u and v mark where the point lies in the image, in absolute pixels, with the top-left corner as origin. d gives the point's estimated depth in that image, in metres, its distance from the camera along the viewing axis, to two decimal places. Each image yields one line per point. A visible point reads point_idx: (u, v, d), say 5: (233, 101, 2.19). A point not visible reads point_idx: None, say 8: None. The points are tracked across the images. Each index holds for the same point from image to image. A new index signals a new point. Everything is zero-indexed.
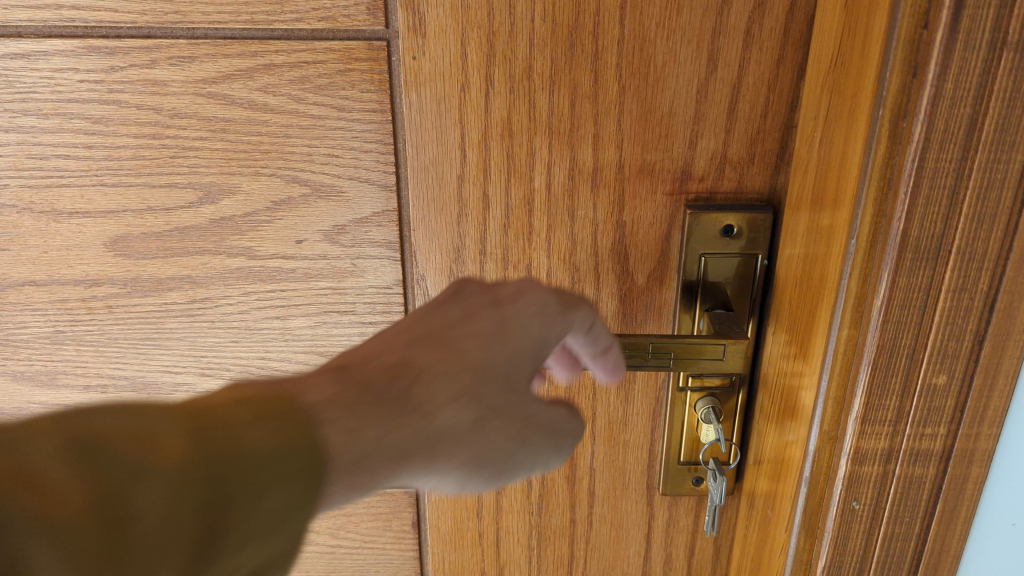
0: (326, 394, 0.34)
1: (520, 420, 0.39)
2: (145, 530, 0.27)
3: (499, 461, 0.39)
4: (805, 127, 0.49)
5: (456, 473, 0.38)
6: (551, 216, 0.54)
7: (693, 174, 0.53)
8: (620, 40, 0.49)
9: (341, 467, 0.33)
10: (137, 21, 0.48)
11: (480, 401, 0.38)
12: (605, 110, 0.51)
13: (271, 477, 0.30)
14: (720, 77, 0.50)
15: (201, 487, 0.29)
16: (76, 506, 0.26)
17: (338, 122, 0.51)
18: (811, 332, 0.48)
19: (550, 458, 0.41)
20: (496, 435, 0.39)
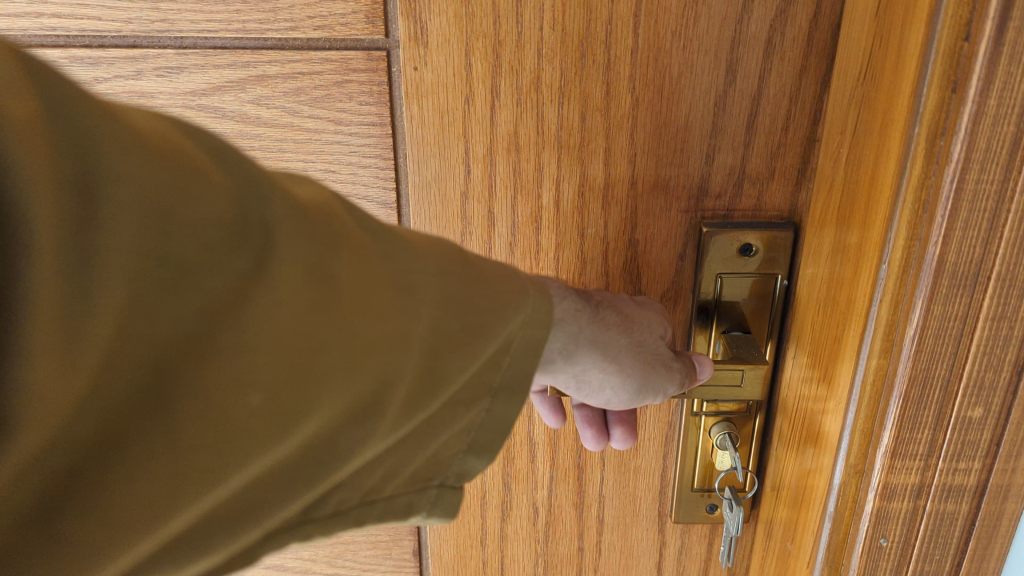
0: (572, 297, 0.40)
1: (654, 348, 0.45)
2: (454, 340, 0.33)
3: (642, 374, 0.44)
4: (829, 141, 0.46)
5: (603, 377, 0.43)
6: (560, 233, 0.52)
7: (710, 190, 0.51)
8: (634, 50, 0.47)
9: (563, 343, 0.40)
10: (122, 30, 0.46)
11: (641, 324, 0.45)
12: (618, 123, 0.48)
13: (518, 353, 0.35)
14: (739, 88, 0.48)
15: (507, 328, 0.34)
16: (433, 304, 0.32)
17: (335, 136, 0.48)
18: (835, 359, 0.45)
19: (670, 381, 0.46)
20: (644, 346, 0.44)
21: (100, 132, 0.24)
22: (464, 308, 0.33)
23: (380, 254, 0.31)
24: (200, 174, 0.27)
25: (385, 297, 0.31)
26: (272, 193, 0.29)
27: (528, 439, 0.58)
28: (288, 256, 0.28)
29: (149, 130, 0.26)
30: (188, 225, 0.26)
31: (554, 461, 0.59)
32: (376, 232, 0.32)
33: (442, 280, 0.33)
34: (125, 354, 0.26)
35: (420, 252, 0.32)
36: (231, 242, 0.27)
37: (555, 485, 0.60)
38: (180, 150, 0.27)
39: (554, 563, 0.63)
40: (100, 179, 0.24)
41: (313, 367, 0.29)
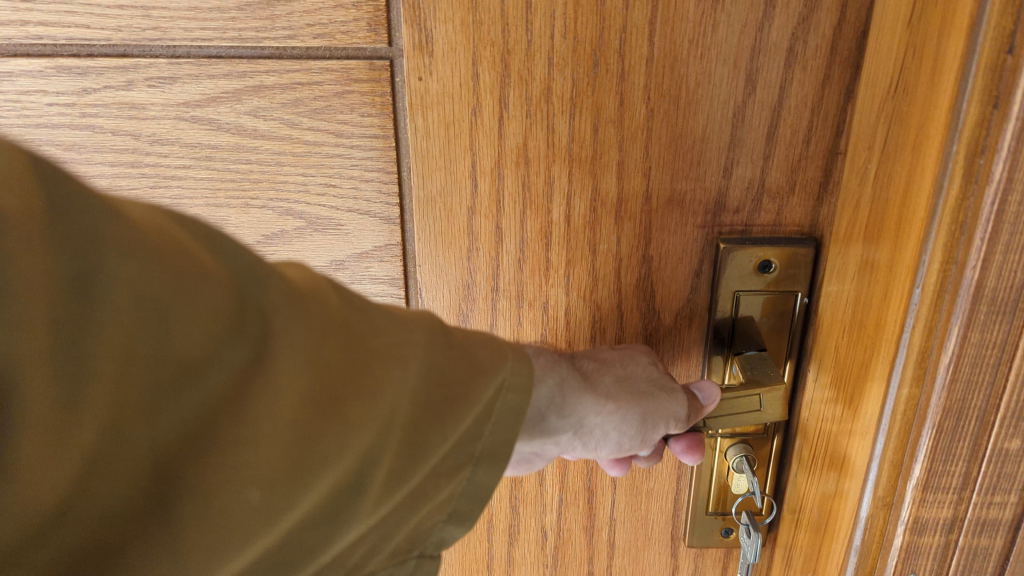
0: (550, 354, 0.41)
1: (646, 375, 0.45)
2: (439, 413, 0.32)
3: (641, 400, 0.44)
4: (855, 155, 0.44)
5: (604, 420, 0.42)
6: (570, 250, 0.49)
7: (728, 205, 0.48)
8: (649, 59, 0.44)
9: (550, 396, 0.40)
10: (111, 39, 0.43)
11: (620, 364, 0.46)
12: (631, 136, 0.46)
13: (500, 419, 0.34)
14: (759, 99, 0.45)
15: (489, 391, 0.33)
16: (420, 376, 0.31)
17: (336, 149, 0.46)
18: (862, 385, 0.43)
19: (680, 395, 0.45)
20: (631, 378, 0.45)
21: (104, 236, 0.25)
22: (450, 378, 0.32)
23: (371, 331, 0.31)
24: (198, 268, 0.27)
25: (375, 375, 0.30)
26: (268, 281, 0.29)
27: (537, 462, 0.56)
28: (285, 345, 0.28)
29: (153, 228, 0.27)
30: (187, 320, 0.26)
31: (563, 484, 0.58)
32: (366, 310, 0.32)
33: (430, 351, 0.32)
34: (118, 451, 0.26)
35: (409, 326, 0.32)
36: (229, 334, 0.27)
37: (564, 508, 0.58)
38: (175, 241, 0.27)
39: None
40: (103, 285, 0.25)
41: (307, 450, 0.29)
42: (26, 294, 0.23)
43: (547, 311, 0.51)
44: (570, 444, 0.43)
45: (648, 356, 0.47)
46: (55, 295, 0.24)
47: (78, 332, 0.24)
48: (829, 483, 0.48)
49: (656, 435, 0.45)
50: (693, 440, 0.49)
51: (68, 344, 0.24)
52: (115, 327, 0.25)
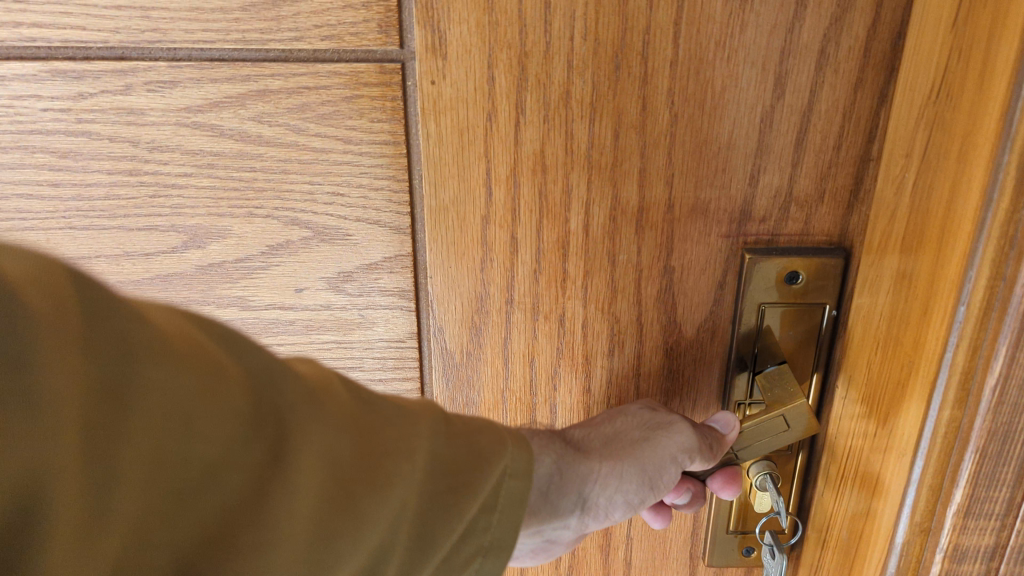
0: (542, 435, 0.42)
1: (636, 421, 0.45)
2: (448, 503, 0.31)
3: (637, 453, 0.43)
4: (890, 164, 0.42)
5: (604, 486, 0.42)
6: (589, 261, 0.47)
7: (753, 214, 0.46)
8: (673, 61, 0.42)
9: (548, 474, 0.41)
10: (108, 41, 0.41)
11: (612, 422, 0.46)
12: (654, 142, 0.44)
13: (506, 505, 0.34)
14: (787, 104, 0.43)
15: (493, 482, 0.33)
16: (424, 469, 0.31)
17: (344, 156, 0.44)
18: (896, 405, 0.41)
19: (679, 424, 0.45)
20: (621, 432, 0.44)
21: (136, 342, 0.24)
22: (452, 468, 0.32)
23: (381, 427, 0.31)
24: (220, 372, 0.27)
25: (385, 470, 0.30)
26: (285, 380, 0.29)
27: None
28: (307, 440, 0.28)
29: (176, 331, 0.26)
30: (208, 424, 0.26)
31: None
32: (371, 405, 0.32)
33: (432, 443, 0.32)
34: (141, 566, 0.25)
35: (413, 419, 0.32)
36: (250, 435, 0.27)
37: None
38: (198, 345, 0.27)
39: None
40: (133, 392, 0.24)
41: (327, 555, 0.28)
42: (60, 404, 0.22)
43: (563, 324, 0.49)
44: (580, 522, 0.43)
45: (643, 406, 0.47)
46: (84, 406, 0.23)
47: (105, 440, 0.23)
48: (859, 503, 0.46)
49: (665, 484, 0.44)
50: (729, 474, 0.50)
51: (98, 452, 0.23)
52: (143, 432, 0.24)
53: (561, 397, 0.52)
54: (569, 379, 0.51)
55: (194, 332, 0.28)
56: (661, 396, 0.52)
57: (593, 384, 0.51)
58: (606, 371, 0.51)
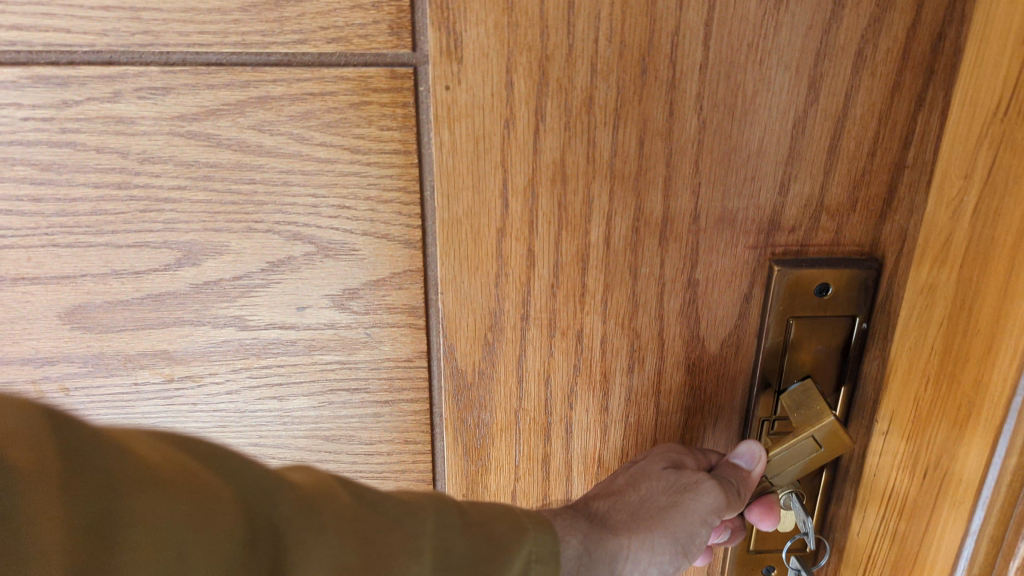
0: (566, 518, 0.40)
1: (662, 486, 0.43)
2: None
3: (664, 522, 0.42)
4: (944, 184, 0.40)
5: (637, 563, 0.41)
6: (609, 274, 0.45)
7: (783, 225, 0.44)
8: (702, 65, 0.40)
9: (578, 555, 0.39)
10: (95, 44, 0.38)
11: (635, 488, 0.44)
12: (680, 151, 0.42)
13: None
14: (821, 110, 0.41)
15: (519, 567, 0.33)
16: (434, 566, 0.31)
17: (351, 166, 0.41)
18: (952, 441, 0.40)
19: (708, 484, 0.43)
20: (644, 499, 0.43)
21: (119, 477, 0.23)
22: (466, 564, 0.31)
23: (389, 529, 0.30)
24: (213, 496, 0.25)
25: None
26: (279, 493, 0.27)
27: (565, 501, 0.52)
28: (306, 558, 0.27)
29: (160, 456, 0.25)
30: (205, 556, 0.25)
31: None
32: (377, 503, 0.30)
33: (443, 537, 0.31)
34: None
35: (418, 512, 0.31)
36: (246, 563, 0.25)
37: None
38: (185, 467, 0.25)
39: None
40: (120, 530, 0.23)
41: None
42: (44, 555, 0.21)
43: (581, 341, 0.47)
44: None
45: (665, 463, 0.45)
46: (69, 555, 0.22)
47: None
48: (900, 533, 0.44)
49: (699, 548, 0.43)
50: (767, 505, 0.48)
51: None
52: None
53: (577, 416, 0.49)
54: (586, 397, 0.48)
55: (178, 453, 0.26)
56: (681, 414, 0.49)
57: (610, 403, 0.49)
58: (625, 389, 0.48)
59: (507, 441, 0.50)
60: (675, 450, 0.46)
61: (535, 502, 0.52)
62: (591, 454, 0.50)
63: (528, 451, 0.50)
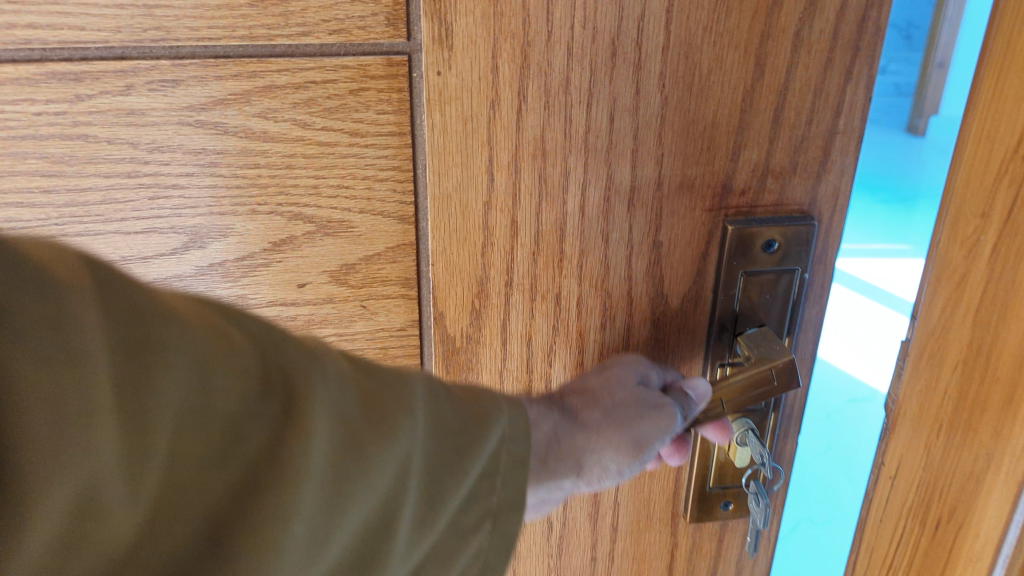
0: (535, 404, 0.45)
1: (632, 397, 0.47)
2: (454, 465, 0.32)
3: (629, 425, 0.45)
4: (957, 225, 0.43)
5: (599, 454, 0.45)
6: (584, 240, 0.49)
7: (734, 188, 0.50)
8: (664, 47, 0.45)
9: (546, 439, 0.43)
10: (108, 40, 0.40)
11: (607, 390, 0.47)
12: (646, 125, 0.47)
13: (510, 463, 0.34)
14: (766, 84, 0.47)
15: (497, 446, 0.34)
16: (428, 431, 0.31)
17: (350, 148, 0.44)
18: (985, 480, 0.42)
19: (671, 408, 0.47)
20: (616, 401, 0.46)
21: (147, 303, 0.25)
22: (455, 432, 0.32)
23: (383, 389, 0.31)
24: (226, 339, 0.27)
25: (394, 428, 0.30)
26: (285, 342, 0.29)
27: None
28: (312, 399, 0.27)
29: (185, 308, 0.27)
30: (226, 380, 0.26)
31: None
32: (372, 368, 0.32)
33: (437, 405, 0.32)
34: (159, 531, 0.24)
35: (408, 380, 0.32)
36: (261, 395, 0.27)
37: (569, 497, 0.59)
38: (204, 317, 0.27)
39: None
40: (148, 338, 0.24)
41: (343, 515, 0.27)
42: (91, 342, 0.23)
43: (559, 303, 0.51)
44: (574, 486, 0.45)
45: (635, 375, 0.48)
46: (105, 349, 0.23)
47: (128, 385, 0.23)
48: (927, 546, 0.46)
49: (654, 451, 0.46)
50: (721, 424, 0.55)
51: (121, 395, 0.23)
52: (172, 385, 0.24)
53: (556, 374, 0.53)
54: (564, 355, 0.53)
55: (203, 310, 0.28)
56: None
57: (586, 360, 0.53)
58: (598, 345, 0.53)
59: None
60: (643, 364, 0.50)
61: None
62: None
63: None
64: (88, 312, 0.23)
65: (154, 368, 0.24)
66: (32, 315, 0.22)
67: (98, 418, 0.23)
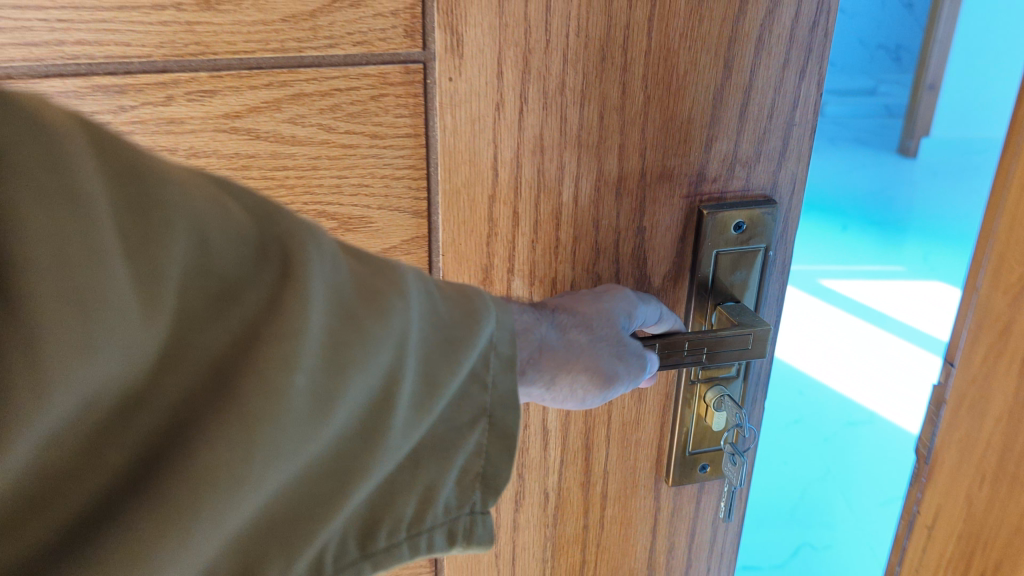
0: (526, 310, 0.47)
1: (612, 343, 0.50)
2: (441, 352, 0.35)
3: (602, 366, 0.48)
4: None
5: (569, 382, 0.47)
6: (577, 227, 0.55)
7: (707, 176, 0.56)
8: (646, 52, 0.50)
9: (532, 350, 0.45)
10: (151, 55, 0.43)
11: (592, 321, 0.50)
12: (631, 122, 0.52)
13: (498, 365, 0.37)
14: (733, 83, 0.53)
15: (485, 339, 0.36)
16: (419, 315, 0.34)
17: (370, 150, 0.49)
18: None
19: (636, 373, 0.51)
20: (598, 336, 0.49)
21: (150, 167, 0.27)
22: (444, 320, 0.35)
23: (377, 272, 0.33)
24: (224, 207, 0.30)
25: (380, 303, 0.32)
26: (284, 216, 0.31)
27: (541, 428, 0.62)
28: (308, 271, 0.30)
29: (190, 176, 0.29)
30: (224, 246, 0.29)
31: (564, 446, 0.63)
32: (367, 258, 0.34)
33: (427, 295, 0.35)
34: (168, 374, 0.27)
35: (402, 268, 0.35)
36: (256, 261, 0.30)
37: (563, 468, 0.64)
38: (210, 190, 0.30)
39: (561, 544, 0.67)
40: (151, 197, 0.27)
41: (339, 381, 0.30)
42: (89, 189, 0.25)
43: (556, 287, 0.56)
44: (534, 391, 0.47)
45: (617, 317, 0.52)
46: (109, 201, 0.26)
47: (131, 234, 0.26)
48: None
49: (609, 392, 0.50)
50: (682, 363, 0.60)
51: (123, 241, 0.26)
52: (173, 241, 0.27)
53: None
54: None
55: (211, 183, 0.31)
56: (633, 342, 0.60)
57: None
58: None
59: None
60: (629, 303, 0.53)
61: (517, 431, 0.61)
62: None
63: None
64: (88, 163, 0.26)
65: (160, 222, 0.27)
66: (36, 161, 0.25)
67: (107, 254, 0.26)
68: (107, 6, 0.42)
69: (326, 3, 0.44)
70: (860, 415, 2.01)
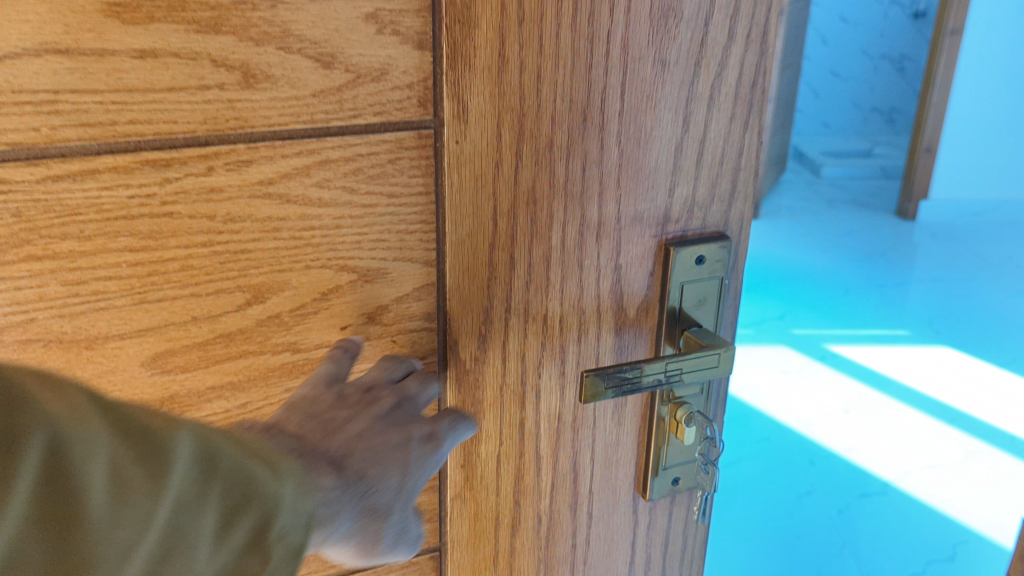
0: (331, 481, 0.44)
1: (396, 525, 0.47)
2: (179, 539, 0.32)
3: (364, 537, 0.45)
4: None
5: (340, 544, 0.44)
6: (564, 268, 0.61)
7: (672, 217, 0.63)
8: (620, 112, 0.57)
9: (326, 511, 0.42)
10: (195, 130, 0.48)
11: (393, 490, 0.47)
12: (608, 173, 0.59)
13: (283, 554, 0.36)
14: (692, 136, 0.61)
15: (251, 513, 0.34)
16: (169, 498, 0.32)
17: (387, 208, 0.54)
18: None
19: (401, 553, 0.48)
20: (382, 505, 0.47)
21: None
22: (201, 497, 0.33)
23: (133, 455, 0.31)
24: None
25: (127, 506, 0.30)
26: (35, 399, 0.28)
27: (535, 457, 0.67)
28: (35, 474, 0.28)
29: None
30: None
31: (555, 473, 0.68)
32: (135, 429, 0.32)
33: (185, 473, 0.33)
34: None
35: (176, 438, 0.32)
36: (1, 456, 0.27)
37: (554, 493, 0.69)
38: None
39: (553, 564, 0.72)
40: None
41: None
42: None
43: (546, 323, 0.62)
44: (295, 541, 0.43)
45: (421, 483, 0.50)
46: None
47: None
48: None
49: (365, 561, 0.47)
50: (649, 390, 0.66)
51: None
52: None
53: (543, 383, 0.64)
54: (549, 366, 0.64)
55: None
56: None
57: (567, 367, 0.64)
58: (576, 355, 0.64)
59: (493, 412, 0.64)
60: (429, 466, 0.51)
61: (514, 461, 0.66)
62: (554, 414, 0.66)
63: (508, 418, 0.64)
64: None
65: None
66: None
67: None
68: (158, 87, 0.46)
69: (350, 78, 0.50)
70: (872, 486, 2.13)
